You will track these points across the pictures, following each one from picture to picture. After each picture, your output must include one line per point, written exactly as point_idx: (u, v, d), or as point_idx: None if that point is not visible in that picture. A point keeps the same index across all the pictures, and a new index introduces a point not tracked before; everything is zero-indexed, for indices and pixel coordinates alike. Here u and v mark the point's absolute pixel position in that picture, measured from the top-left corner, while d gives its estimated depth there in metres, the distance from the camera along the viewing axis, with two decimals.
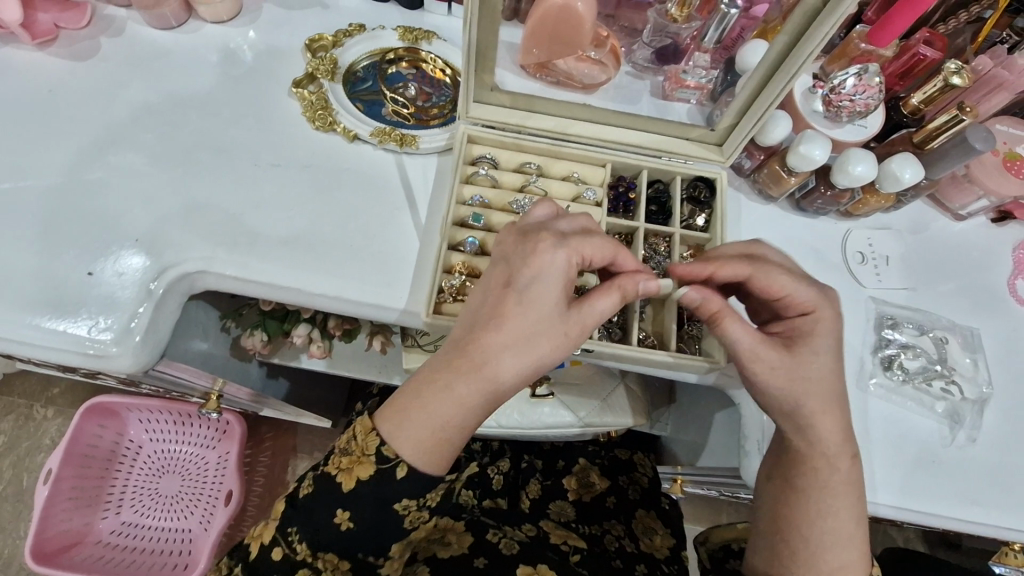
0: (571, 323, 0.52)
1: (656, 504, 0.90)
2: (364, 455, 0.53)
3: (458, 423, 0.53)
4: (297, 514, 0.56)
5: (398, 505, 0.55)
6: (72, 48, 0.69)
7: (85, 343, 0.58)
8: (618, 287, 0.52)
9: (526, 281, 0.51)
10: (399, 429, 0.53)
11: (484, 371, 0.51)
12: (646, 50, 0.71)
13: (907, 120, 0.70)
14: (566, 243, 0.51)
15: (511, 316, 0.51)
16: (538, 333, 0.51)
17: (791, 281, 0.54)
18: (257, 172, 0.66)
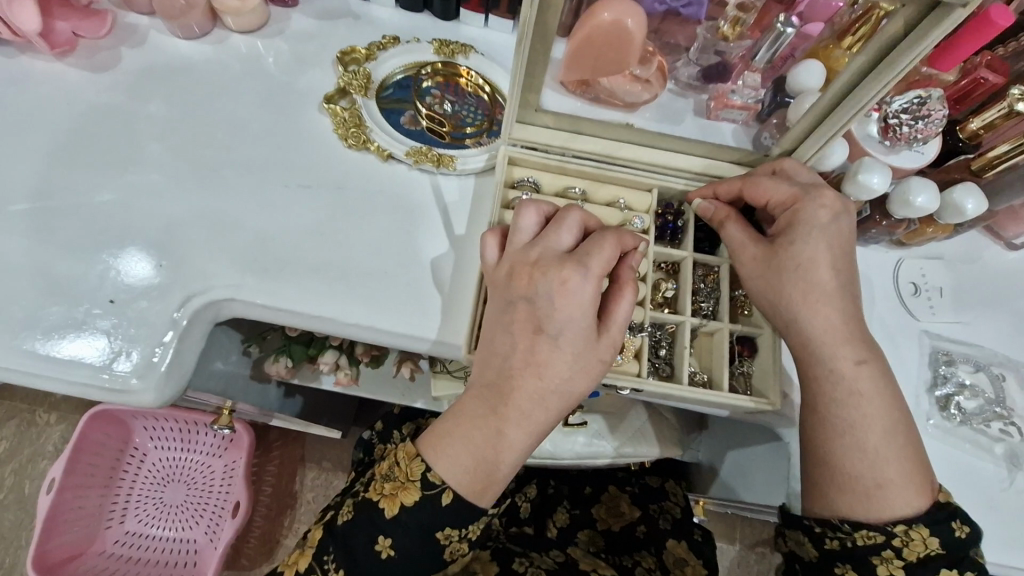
0: (603, 347, 0.51)
1: (687, 535, 0.84)
2: (409, 479, 0.52)
3: (510, 457, 0.52)
4: (335, 540, 0.54)
5: (440, 534, 0.53)
6: (92, 59, 0.65)
7: (105, 377, 0.55)
8: (630, 284, 0.53)
9: (557, 316, 0.50)
10: (447, 463, 0.51)
11: (534, 409, 0.51)
12: (691, 67, 0.66)
13: (964, 145, 0.67)
14: (592, 269, 0.49)
15: (549, 362, 0.50)
16: (576, 372, 0.51)
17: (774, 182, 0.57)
18: (286, 193, 0.63)
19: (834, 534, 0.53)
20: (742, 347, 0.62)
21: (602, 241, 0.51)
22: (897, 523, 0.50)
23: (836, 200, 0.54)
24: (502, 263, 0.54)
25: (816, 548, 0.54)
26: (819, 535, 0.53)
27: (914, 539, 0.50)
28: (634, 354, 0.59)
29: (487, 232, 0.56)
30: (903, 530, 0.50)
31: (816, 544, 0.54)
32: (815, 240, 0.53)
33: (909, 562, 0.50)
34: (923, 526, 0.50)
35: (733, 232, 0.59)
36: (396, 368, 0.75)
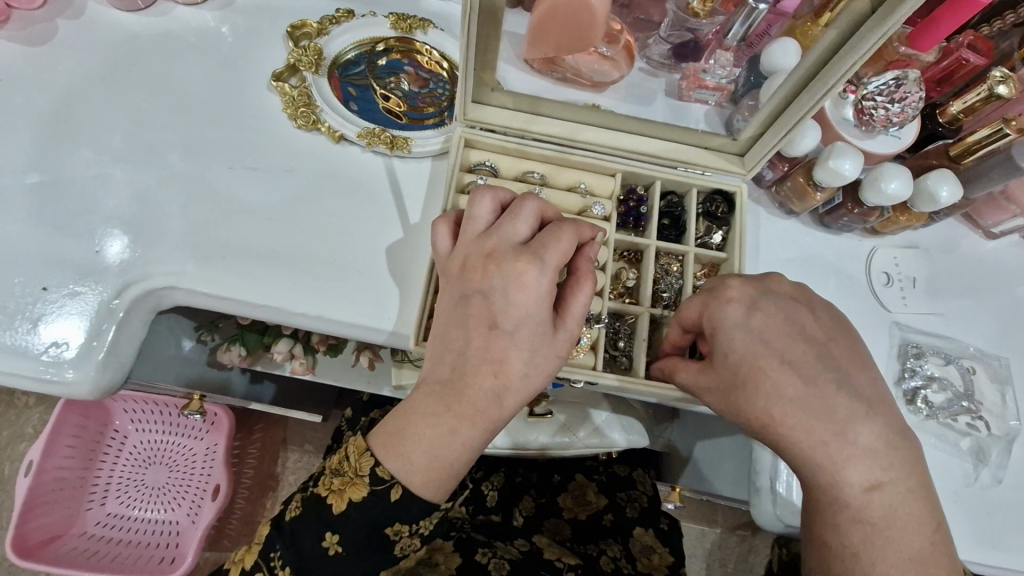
0: (560, 342, 0.49)
1: (654, 524, 0.85)
2: (358, 475, 0.49)
3: (462, 454, 0.49)
4: (282, 537, 0.52)
5: (389, 530, 0.51)
6: (26, 32, 0.62)
7: (39, 369, 0.53)
8: (588, 278, 0.50)
9: (512, 314, 0.47)
10: (398, 459, 0.49)
11: (488, 407, 0.48)
12: (663, 44, 0.63)
13: (942, 129, 0.65)
14: (548, 262, 0.47)
15: (506, 360, 0.47)
16: (531, 369, 0.48)
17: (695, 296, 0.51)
18: (232, 176, 0.60)
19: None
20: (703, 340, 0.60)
21: (558, 234, 0.48)
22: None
23: (746, 289, 0.48)
24: (457, 249, 0.51)
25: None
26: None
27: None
28: (591, 346, 0.58)
29: (440, 218, 0.54)
30: None
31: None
32: (737, 344, 0.47)
33: None
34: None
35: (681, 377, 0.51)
36: (355, 357, 0.72)
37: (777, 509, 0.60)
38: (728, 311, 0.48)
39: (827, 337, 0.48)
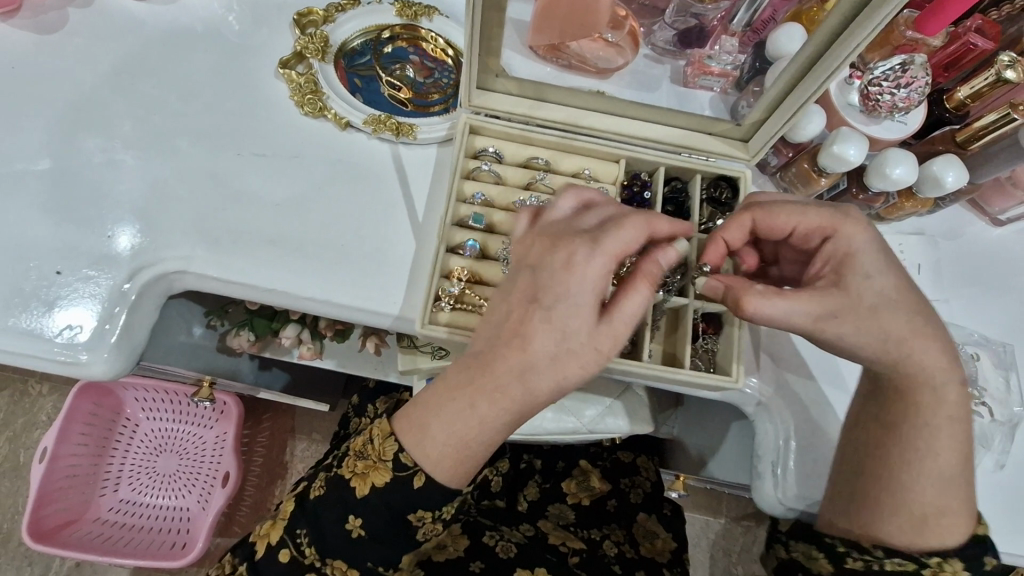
0: (602, 336, 0.46)
1: (657, 509, 0.87)
2: (381, 459, 0.51)
3: (479, 436, 0.49)
4: (306, 517, 0.53)
5: (412, 516, 0.52)
6: (37, 20, 0.63)
7: (54, 352, 0.54)
8: (647, 282, 0.47)
9: (554, 293, 0.46)
10: (422, 450, 0.50)
11: (510, 386, 0.47)
12: (668, 30, 0.63)
13: (949, 116, 0.64)
14: (603, 247, 0.46)
15: (535, 343, 0.46)
16: (561, 354, 0.46)
17: (795, 211, 0.53)
18: (240, 162, 0.61)
19: (861, 556, 0.54)
20: (707, 325, 0.61)
21: (622, 223, 0.47)
22: (932, 554, 0.52)
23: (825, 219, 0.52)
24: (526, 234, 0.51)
25: (832, 564, 0.55)
26: (840, 554, 0.55)
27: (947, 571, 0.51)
28: None
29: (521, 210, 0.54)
30: (937, 562, 0.51)
31: (833, 562, 0.55)
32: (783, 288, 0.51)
33: None
34: (958, 561, 0.52)
35: (778, 306, 0.49)
36: (361, 343, 0.74)
37: (779, 492, 0.61)
38: (865, 235, 0.51)
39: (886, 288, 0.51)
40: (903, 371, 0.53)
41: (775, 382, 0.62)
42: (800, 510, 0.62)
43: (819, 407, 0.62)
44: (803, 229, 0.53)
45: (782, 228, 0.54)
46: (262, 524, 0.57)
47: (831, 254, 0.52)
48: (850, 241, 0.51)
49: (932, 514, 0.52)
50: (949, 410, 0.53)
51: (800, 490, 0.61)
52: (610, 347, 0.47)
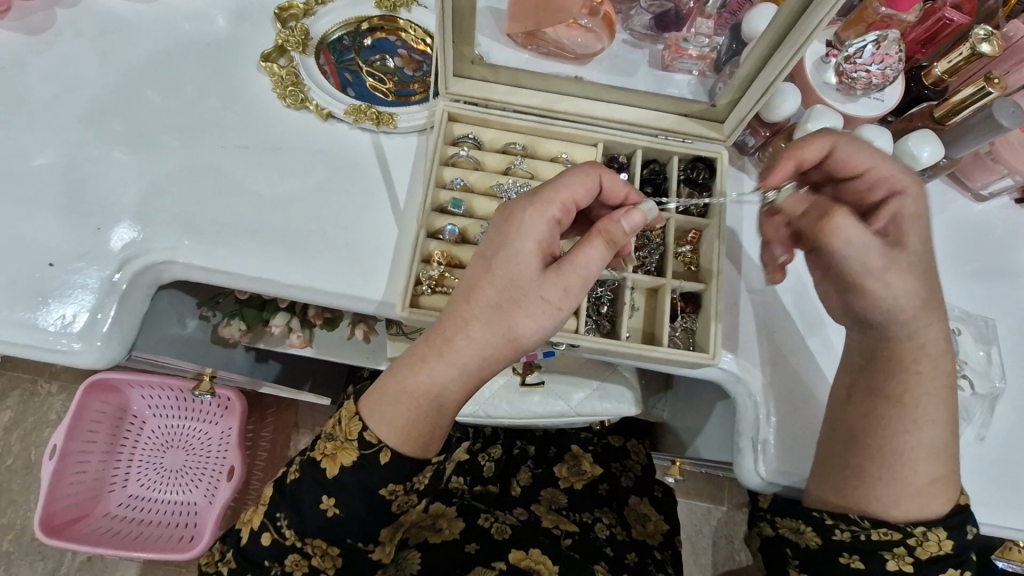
0: (549, 285, 0.47)
1: (649, 492, 0.90)
2: (348, 439, 0.51)
3: (434, 392, 0.49)
4: (284, 500, 0.52)
5: (384, 492, 0.52)
6: (25, 21, 0.64)
7: (50, 339, 0.56)
8: (600, 235, 0.47)
9: (499, 244, 0.48)
10: (382, 416, 0.50)
11: (456, 337, 0.48)
12: (644, 15, 0.63)
13: (928, 93, 0.65)
14: (539, 198, 0.48)
15: (479, 292, 0.48)
16: (504, 303, 0.47)
17: (876, 156, 0.54)
18: (225, 155, 0.62)
19: (848, 526, 0.54)
20: (684, 303, 0.62)
21: (562, 176, 0.50)
22: (917, 524, 0.53)
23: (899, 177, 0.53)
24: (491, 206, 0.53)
25: (820, 537, 0.56)
26: (827, 527, 0.55)
27: (929, 539, 0.53)
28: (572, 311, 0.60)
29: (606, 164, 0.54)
30: (920, 531, 0.53)
31: (820, 534, 0.56)
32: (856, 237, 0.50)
33: (919, 560, 0.53)
34: (941, 529, 0.53)
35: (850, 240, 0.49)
36: (350, 330, 0.77)
37: (759, 466, 0.62)
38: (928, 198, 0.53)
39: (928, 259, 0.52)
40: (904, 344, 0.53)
41: (757, 360, 0.63)
42: (783, 485, 0.62)
43: (799, 381, 0.63)
44: (876, 174, 0.54)
45: (857, 166, 0.54)
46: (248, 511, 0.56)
47: (895, 211, 0.53)
48: (917, 201, 0.53)
49: (927, 484, 0.53)
50: (923, 378, 0.54)
51: (779, 464, 0.62)
52: (562, 299, 0.47)
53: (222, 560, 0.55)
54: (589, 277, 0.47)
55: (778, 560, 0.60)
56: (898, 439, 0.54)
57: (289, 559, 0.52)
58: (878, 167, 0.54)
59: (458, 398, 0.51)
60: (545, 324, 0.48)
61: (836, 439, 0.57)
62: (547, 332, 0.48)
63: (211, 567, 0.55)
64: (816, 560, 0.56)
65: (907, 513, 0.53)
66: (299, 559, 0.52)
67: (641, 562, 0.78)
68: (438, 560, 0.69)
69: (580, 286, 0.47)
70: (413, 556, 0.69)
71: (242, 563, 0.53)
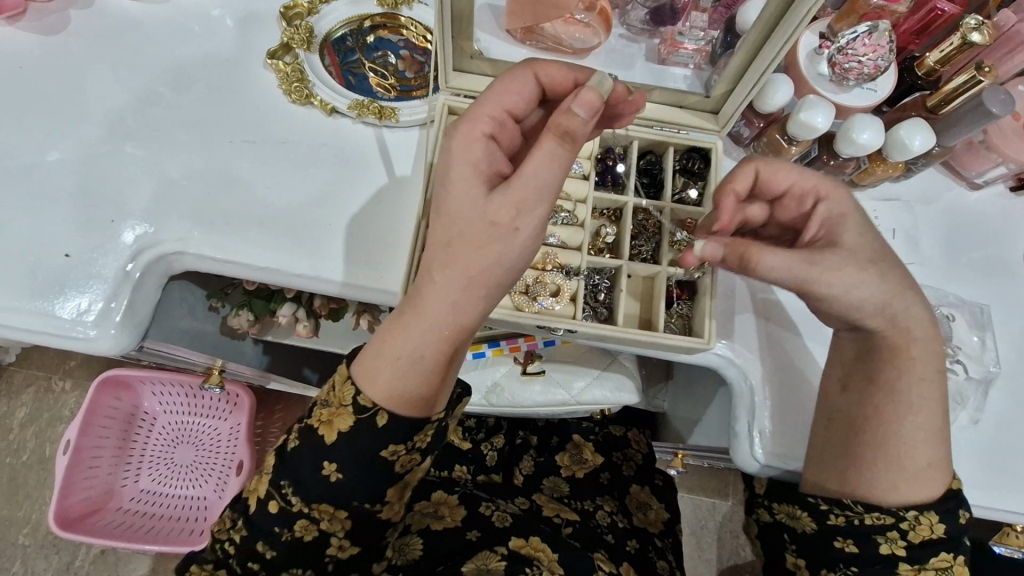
0: (495, 203, 0.47)
1: (650, 481, 0.90)
2: (342, 404, 0.52)
3: (414, 345, 0.50)
4: (286, 469, 0.53)
5: (387, 453, 0.52)
6: (41, 22, 0.67)
7: (66, 327, 0.58)
8: (549, 133, 0.45)
9: (444, 181, 0.49)
10: (369, 377, 0.51)
11: (426, 284, 0.50)
12: (641, 9, 0.62)
13: (921, 82, 0.66)
14: (471, 120, 0.49)
15: (436, 231, 0.49)
16: (457, 237, 0.48)
17: (795, 170, 0.55)
18: (233, 149, 0.64)
19: (843, 512, 0.55)
20: (680, 291, 0.64)
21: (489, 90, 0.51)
22: (908, 509, 0.54)
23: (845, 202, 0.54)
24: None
25: (815, 521, 0.57)
26: (823, 511, 0.56)
27: (921, 524, 0.53)
28: (571, 298, 0.62)
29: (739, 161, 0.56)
30: (913, 515, 0.53)
31: (814, 518, 0.57)
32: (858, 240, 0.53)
33: (912, 543, 0.53)
34: (933, 514, 0.53)
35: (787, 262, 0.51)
36: (355, 320, 0.78)
37: (754, 452, 0.63)
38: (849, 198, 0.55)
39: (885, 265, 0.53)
40: (910, 330, 0.55)
41: (751, 345, 0.64)
42: (777, 468, 0.64)
43: (794, 366, 0.65)
44: (799, 189, 0.55)
45: (781, 184, 0.55)
46: (254, 479, 0.57)
47: (825, 216, 0.55)
48: (841, 202, 0.54)
49: (925, 468, 0.54)
50: (910, 364, 0.55)
51: (776, 449, 0.63)
52: (514, 215, 0.47)
53: (232, 527, 0.55)
54: (541, 170, 0.45)
55: (775, 546, 0.61)
56: (889, 424, 0.55)
57: (296, 525, 0.53)
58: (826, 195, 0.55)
59: (442, 348, 0.50)
60: (508, 246, 0.47)
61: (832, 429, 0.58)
62: (508, 252, 0.47)
63: (224, 534, 0.56)
64: (811, 543, 0.57)
65: (902, 498, 0.54)
66: (307, 524, 0.53)
67: (641, 549, 0.79)
68: (437, 544, 0.69)
69: (533, 197, 0.46)
70: (416, 540, 0.70)
71: (251, 530, 0.53)
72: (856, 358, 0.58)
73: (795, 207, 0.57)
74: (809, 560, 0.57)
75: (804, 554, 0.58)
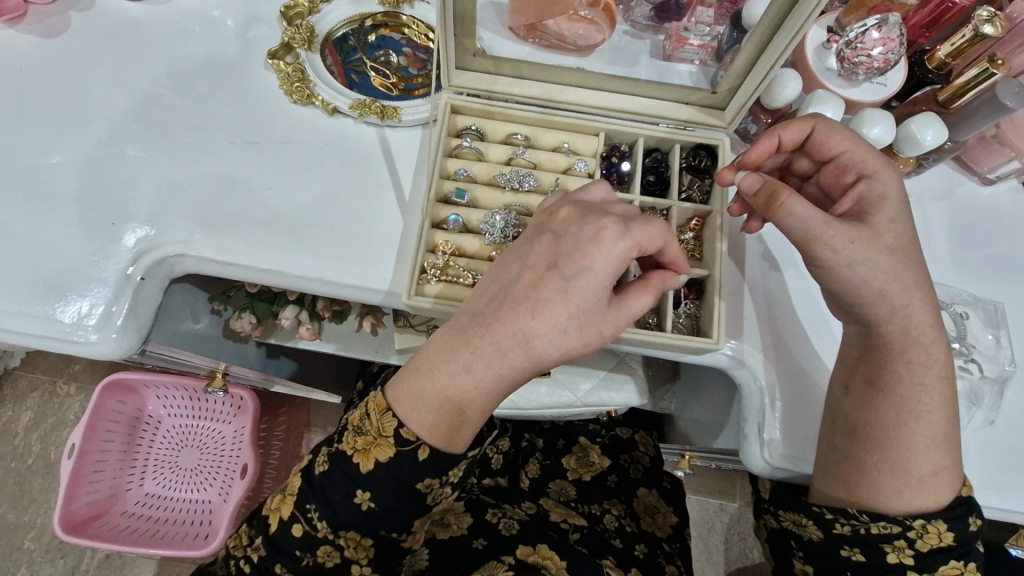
0: (603, 324, 0.49)
1: (658, 484, 0.89)
2: (382, 435, 0.50)
3: (477, 401, 0.50)
4: (314, 492, 0.52)
5: (422, 485, 0.52)
6: (42, 25, 0.67)
7: (67, 331, 0.58)
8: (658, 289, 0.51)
9: (574, 261, 0.48)
10: (414, 408, 0.50)
11: (505, 343, 0.49)
12: (645, 6, 0.63)
13: (932, 77, 0.65)
14: (632, 237, 0.48)
15: (551, 303, 0.48)
16: (572, 330, 0.49)
17: (851, 140, 0.54)
18: (235, 150, 0.64)
19: (848, 521, 0.55)
20: (689, 291, 0.63)
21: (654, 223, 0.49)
22: (915, 517, 0.53)
23: None
24: (557, 205, 0.53)
25: (821, 530, 0.56)
26: (827, 521, 0.56)
27: (929, 532, 0.52)
28: None
29: (806, 116, 0.55)
30: (920, 524, 0.52)
31: (821, 528, 0.56)
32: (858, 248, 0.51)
33: (919, 552, 0.53)
34: (941, 522, 0.52)
35: None
36: (359, 322, 0.78)
37: (766, 454, 0.62)
38: (897, 183, 0.53)
39: (885, 275, 0.51)
40: (925, 328, 0.53)
41: (762, 346, 0.63)
42: (789, 470, 0.62)
43: (798, 361, 0.63)
44: (848, 158, 0.54)
45: (832, 150, 0.54)
46: (273, 498, 0.56)
47: (862, 193, 0.53)
48: (884, 184, 0.53)
49: (929, 475, 0.53)
50: (925, 364, 0.54)
51: (786, 450, 0.62)
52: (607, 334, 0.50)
53: (250, 546, 0.55)
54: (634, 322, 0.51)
55: (784, 551, 0.61)
56: (902, 426, 0.53)
57: (319, 550, 0.53)
58: (876, 173, 0.53)
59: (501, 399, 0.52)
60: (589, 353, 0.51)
61: (838, 430, 0.57)
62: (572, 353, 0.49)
63: (239, 551, 0.56)
64: (820, 554, 0.57)
65: (907, 505, 0.53)
66: (330, 550, 0.53)
67: (650, 553, 0.78)
68: (446, 553, 0.69)
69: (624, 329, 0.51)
70: (423, 553, 0.68)
71: (272, 551, 0.53)
72: (855, 365, 0.57)
73: (836, 176, 0.56)
74: (817, 566, 0.57)
75: (811, 560, 0.57)
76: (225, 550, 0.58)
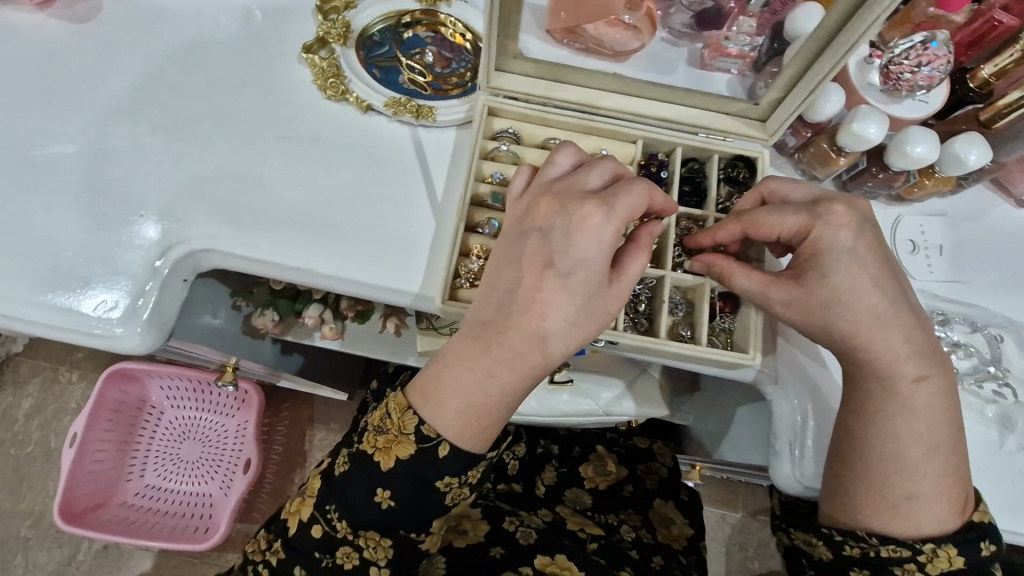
0: (610, 298, 0.48)
1: (675, 496, 0.88)
2: (403, 432, 0.50)
3: (500, 406, 0.50)
4: (334, 492, 0.51)
5: (440, 483, 0.51)
6: (71, 10, 0.65)
7: (90, 324, 0.56)
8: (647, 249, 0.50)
9: (570, 256, 0.47)
10: (439, 409, 0.49)
11: (534, 352, 0.48)
12: (685, 13, 0.60)
13: (974, 95, 0.64)
14: (616, 211, 0.46)
15: (553, 302, 0.47)
16: (581, 320, 0.48)
17: (777, 222, 0.53)
18: (264, 145, 0.62)
19: (857, 544, 0.54)
20: (724, 304, 0.61)
21: (630, 187, 0.48)
22: (926, 541, 0.52)
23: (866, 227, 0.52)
24: (533, 195, 0.51)
25: (831, 551, 0.56)
26: (837, 543, 0.55)
27: (940, 556, 0.52)
28: None
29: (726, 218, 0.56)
30: (931, 548, 0.52)
31: (831, 548, 0.56)
32: None
33: None
34: (951, 546, 0.52)
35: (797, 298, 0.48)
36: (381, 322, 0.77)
37: (797, 471, 0.61)
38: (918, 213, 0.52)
39: None
40: None
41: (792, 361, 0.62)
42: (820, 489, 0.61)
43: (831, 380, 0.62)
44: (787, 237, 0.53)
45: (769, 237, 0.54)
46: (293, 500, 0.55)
47: None
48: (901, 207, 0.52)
49: (953, 500, 0.52)
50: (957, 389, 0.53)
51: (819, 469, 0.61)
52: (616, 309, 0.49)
53: (268, 550, 0.54)
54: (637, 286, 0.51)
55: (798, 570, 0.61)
56: (931, 451, 0.53)
57: (339, 551, 0.52)
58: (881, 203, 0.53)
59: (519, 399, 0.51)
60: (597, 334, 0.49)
61: None
62: None
63: (259, 556, 0.54)
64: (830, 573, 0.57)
65: (930, 529, 0.52)
66: (350, 551, 0.52)
67: (666, 565, 0.77)
68: (461, 561, 0.68)
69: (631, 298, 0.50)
70: (439, 560, 0.68)
71: (291, 555, 0.52)
72: None
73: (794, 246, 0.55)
74: None
75: None
76: (243, 553, 0.57)
